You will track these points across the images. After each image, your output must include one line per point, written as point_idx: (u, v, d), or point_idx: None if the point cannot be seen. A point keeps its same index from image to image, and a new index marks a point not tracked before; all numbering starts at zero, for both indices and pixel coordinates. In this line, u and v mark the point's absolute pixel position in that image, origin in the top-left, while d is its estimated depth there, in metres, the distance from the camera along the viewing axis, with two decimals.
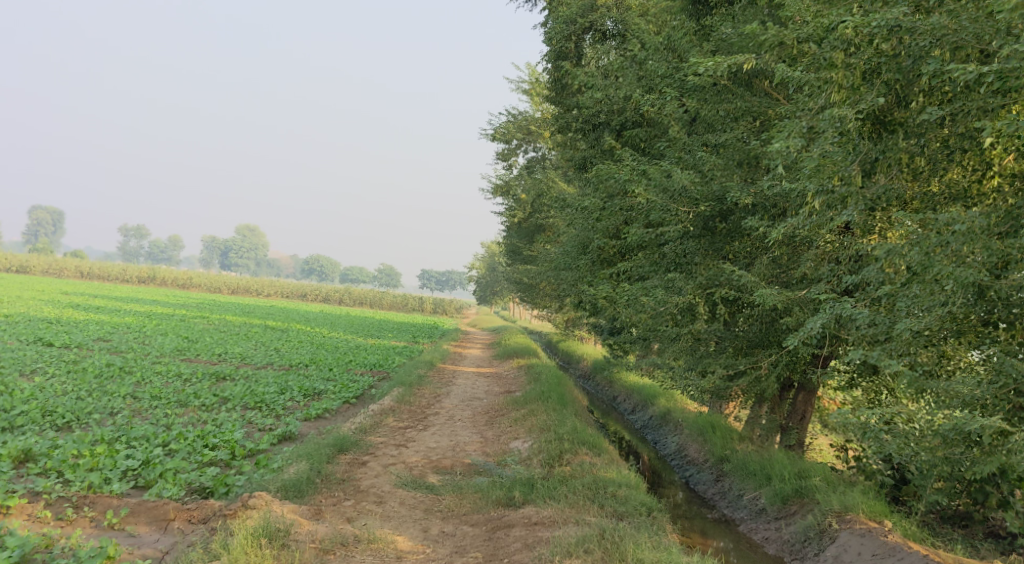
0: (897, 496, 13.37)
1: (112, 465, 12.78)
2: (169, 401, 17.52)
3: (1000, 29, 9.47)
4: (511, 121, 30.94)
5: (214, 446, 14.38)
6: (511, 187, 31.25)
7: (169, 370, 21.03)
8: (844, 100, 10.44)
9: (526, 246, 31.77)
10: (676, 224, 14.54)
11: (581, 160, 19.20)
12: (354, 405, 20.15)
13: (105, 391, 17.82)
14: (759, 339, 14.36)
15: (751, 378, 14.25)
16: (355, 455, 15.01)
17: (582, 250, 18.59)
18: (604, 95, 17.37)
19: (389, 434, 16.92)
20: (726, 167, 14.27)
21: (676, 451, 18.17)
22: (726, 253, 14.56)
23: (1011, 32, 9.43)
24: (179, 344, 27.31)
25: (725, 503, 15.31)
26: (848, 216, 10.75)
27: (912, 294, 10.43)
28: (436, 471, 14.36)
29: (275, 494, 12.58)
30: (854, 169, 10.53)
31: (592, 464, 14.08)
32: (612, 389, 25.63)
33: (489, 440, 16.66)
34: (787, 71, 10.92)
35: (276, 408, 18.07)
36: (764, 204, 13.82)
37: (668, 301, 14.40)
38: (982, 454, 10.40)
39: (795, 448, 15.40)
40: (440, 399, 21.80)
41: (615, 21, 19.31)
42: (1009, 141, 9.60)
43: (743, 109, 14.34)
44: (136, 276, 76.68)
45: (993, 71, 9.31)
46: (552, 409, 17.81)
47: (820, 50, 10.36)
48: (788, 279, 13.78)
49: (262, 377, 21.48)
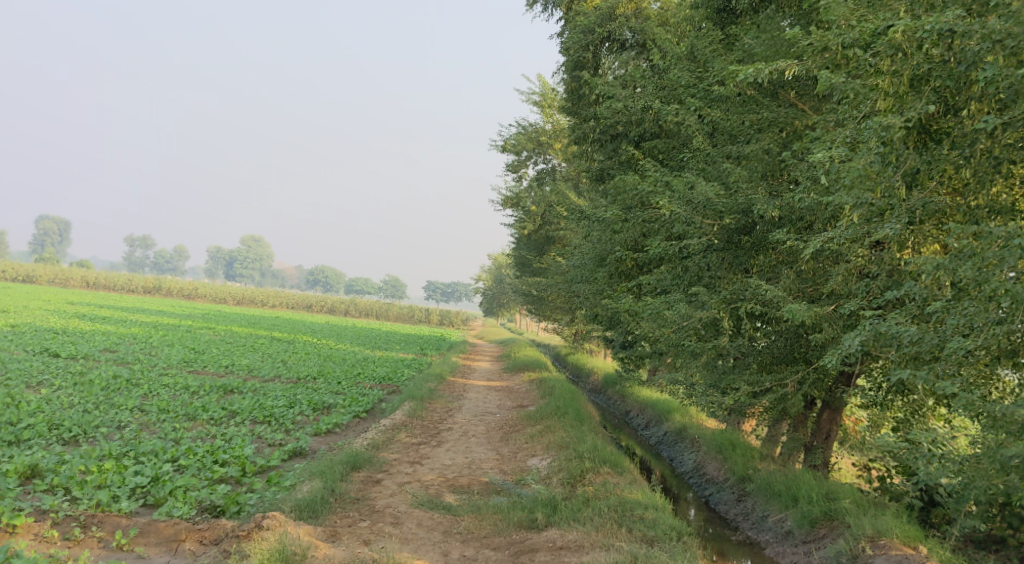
0: (925, 520, 12.93)
1: (120, 482, 12.38)
2: (177, 415, 17.14)
3: None
4: (522, 132, 30.62)
5: (224, 462, 13.95)
6: (521, 198, 30.88)
7: (176, 382, 20.63)
8: (889, 109, 10.18)
9: (537, 258, 31.40)
10: (699, 236, 14.08)
11: (598, 172, 18.74)
12: (365, 419, 19.76)
13: (112, 404, 17.42)
14: (784, 355, 13.92)
15: (777, 396, 13.72)
16: (368, 473, 14.60)
17: (600, 263, 18.21)
18: (623, 105, 16.97)
19: (403, 451, 16.51)
20: (751, 180, 13.83)
21: (694, 469, 17.70)
22: (750, 266, 14.12)
23: None
24: (187, 356, 26.95)
25: (749, 524, 14.87)
26: (890, 229, 10.44)
27: (963, 309, 10.11)
28: (454, 490, 13.94)
29: (290, 515, 12.19)
30: (898, 180, 10.25)
31: (615, 485, 13.67)
32: (624, 403, 25.16)
33: (506, 457, 16.25)
34: (828, 78, 10.61)
35: (285, 422, 17.67)
36: (790, 216, 13.38)
37: (692, 316, 13.94)
38: None
39: (820, 468, 14.91)
40: (452, 414, 21.38)
41: (634, 31, 19.06)
42: None
43: (768, 120, 13.85)
44: (142, 286, 76.38)
45: None
46: (569, 425, 17.40)
47: (866, 56, 10.12)
48: (816, 294, 13.29)
49: (271, 390, 21.07)
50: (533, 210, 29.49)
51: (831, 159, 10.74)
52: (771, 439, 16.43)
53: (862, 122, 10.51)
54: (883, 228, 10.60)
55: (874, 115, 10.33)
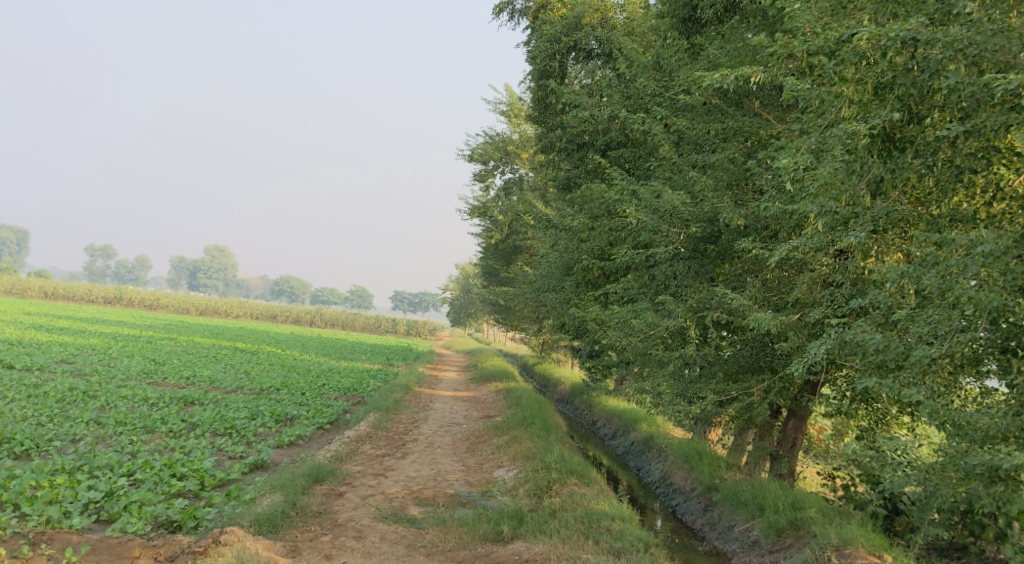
0: (889, 528, 12.91)
1: (72, 498, 12.05)
2: (134, 427, 16.76)
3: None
4: (489, 141, 30.59)
5: (182, 476, 13.63)
6: (488, 208, 30.79)
7: (134, 394, 20.23)
8: (854, 116, 10.21)
9: (504, 268, 31.26)
10: (666, 245, 14.04)
11: (565, 181, 18.71)
12: (329, 431, 19.46)
13: (67, 416, 17.01)
14: (750, 364, 13.77)
15: (743, 405, 13.64)
16: (331, 485, 14.34)
17: (567, 272, 18.12)
18: (590, 114, 16.96)
19: (367, 463, 16.26)
20: (717, 189, 13.72)
21: (661, 479, 17.59)
22: (716, 275, 13.97)
23: None
24: (146, 367, 26.47)
25: (716, 534, 14.81)
26: (856, 237, 10.36)
27: (927, 317, 10.01)
28: (418, 503, 13.72)
29: (249, 529, 11.91)
30: (862, 188, 10.21)
31: (582, 495, 13.52)
32: (591, 413, 25.08)
33: (472, 468, 16.07)
34: (793, 85, 10.65)
35: (247, 434, 17.37)
36: (755, 225, 13.31)
37: (659, 324, 13.87)
38: (1007, 490, 9.95)
39: (785, 477, 14.80)
40: (418, 424, 21.16)
41: (600, 41, 19.02)
42: None
43: (733, 129, 13.73)
44: (102, 296, 75.31)
45: None
46: (536, 436, 17.26)
47: (830, 63, 10.10)
48: (781, 303, 13.20)
49: (232, 402, 20.72)
50: (499, 220, 29.40)
51: (797, 166, 10.73)
52: (737, 448, 16.40)
53: (827, 130, 10.47)
54: (849, 236, 10.58)
55: (839, 123, 10.34)
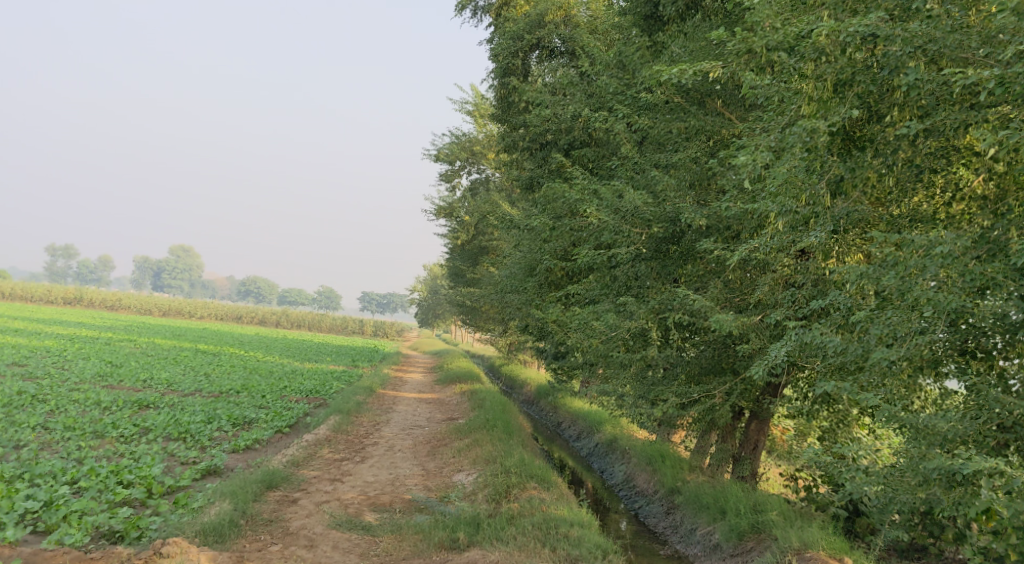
0: (850, 530, 12.85)
1: (9, 508, 11.76)
2: (83, 433, 16.29)
3: (987, 35, 9.14)
4: (455, 141, 30.30)
5: (129, 483, 13.23)
6: (454, 209, 30.48)
7: (87, 397, 19.71)
8: (813, 114, 10.02)
9: (469, 269, 30.97)
10: (628, 245, 13.80)
11: (528, 180, 18.48)
12: (288, 434, 19.05)
13: (14, 421, 16.51)
14: (711, 366, 13.59)
15: (705, 407, 13.39)
16: (284, 492, 13.99)
17: (529, 273, 17.87)
18: (552, 112, 16.71)
19: (324, 467, 15.90)
20: (679, 189, 13.46)
21: (624, 481, 17.40)
22: (678, 275, 13.77)
23: (998, 38, 9.12)
24: (102, 369, 25.88)
25: (678, 537, 14.63)
26: (815, 236, 10.30)
27: (886, 318, 9.92)
28: (374, 509, 13.41)
29: (193, 540, 11.60)
30: (821, 188, 10.08)
31: (541, 500, 13.29)
32: (556, 414, 24.87)
33: (431, 473, 15.77)
34: (753, 81, 10.51)
35: (202, 439, 16.95)
36: (718, 225, 13.11)
37: (620, 326, 13.63)
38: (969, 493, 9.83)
39: (747, 479, 14.61)
40: (379, 427, 20.81)
41: (563, 39, 18.80)
42: (1008, 153, 9.02)
43: (695, 128, 13.52)
44: (62, 297, 74.04)
45: (994, 76, 8.76)
46: (497, 439, 16.98)
47: (790, 60, 9.96)
48: (743, 304, 12.99)
49: (189, 405, 20.25)
50: (465, 220, 29.16)
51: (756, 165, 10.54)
52: (700, 451, 16.23)
53: (787, 128, 10.36)
54: (809, 237, 10.48)
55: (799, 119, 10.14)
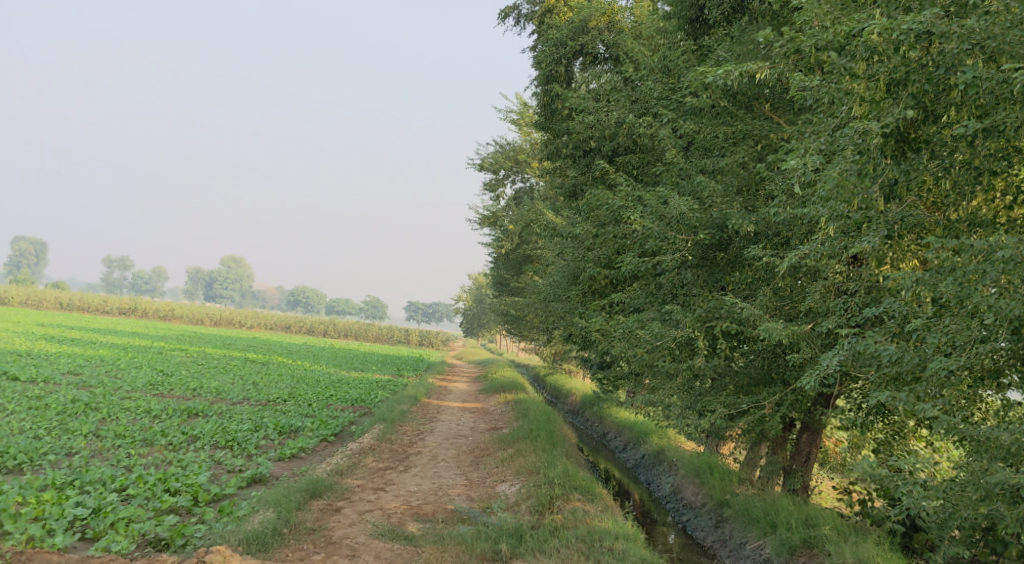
0: (908, 546, 12.41)
1: (58, 515, 11.88)
2: (133, 440, 16.42)
3: None
4: (499, 150, 30.24)
5: (175, 491, 13.28)
6: (498, 218, 30.39)
7: (138, 405, 19.90)
8: (865, 115, 9.72)
9: (514, 278, 30.86)
10: (672, 252, 13.48)
11: (571, 187, 18.32)
12: (333, 443, 19.03)
13: (66, 429, 16.70)
14: (761, 375, 13.27)
15: (754, 419, 13.02)
16: (328, 501, 13.92)
17: (573, 281, 17.65)
18: (596, 119, 16.51)
19: (368, 476, 15.82)
20: (726, 194, 13.20)
21: (671, 493, 17.08)
22: (726, 283, 13.45)
23: None
24: (153, 378, 26.18)
25: (727, 552, 14.27)
26: (868, 242, 9.86)
27: (944, 326, 9.61)
28: (416, 519, 13.28)
29: (237, 548, 11.59)
30: (875, 192, 9.69)
31: (585, 512, 13.05)
32: (602, 425, 24.59)
33: (474, 483, 15.62)
34: (802, 82, 10.23)
35: (248, 447, 16.99)
36: (767, 231, 12.79)
37: (665, 335, 13.32)
38: None
39: (799, 492, 14.18)
40: (423, 437, 20.69)
41: (608, 44, 18.56)
42: None
43: (743, 133, 13.23)
44: (117, 307, 75.35)
45: None
46: (542, 449, 16.76)
47: (841, 59, 9.69)
48: (793, 312, 12.68)
49: (237, 413, 20.34)
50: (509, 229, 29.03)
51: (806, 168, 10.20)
52: (749, 463, 15.84)
53: (838, 131, 10.04)
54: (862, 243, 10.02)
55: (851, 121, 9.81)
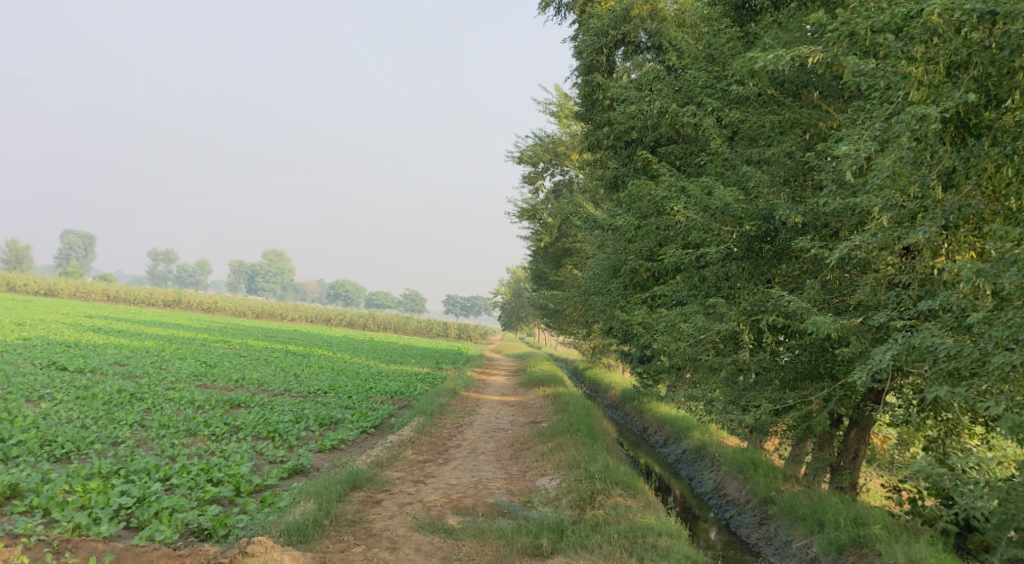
0: (961, 546, 12.10)
1: (104, 503, 11.94)
2: (177, 430, 16.50)
3: None
4: (538, 143, 30.01)
5: (218, 481, 13.30)
6: (537, 211, 30.17)
7: (181, 396, 20.01)
8: (924, 100, 9.44)
9: (553, 272, 30.69)
10: (717, 244, 13.21)
11: (613, 179, 18.05)
12: (373, 435, 18.98)
13: (112, 419, 16.82)
14: (808, 371, 12.95)
15: (801, 414, 12.74)
16: (368, 493, 13.86)
17: (614, 274, 17.39)
18: (638, 109, 16.25)
19: (408, 469, 15.75)
20: (772, 184, 12.87)
21: (714, 490, 16.80)
22: (772, 276, 13.10)
23: None
24: (197, 369, 26.36)
25: (772, 549, 13.97)
26: (923, 233, 9.69)
27: (1006, 320, 9.25)
28: (456, 512, 13.18)
29: (279, 539, 11.57)
30: (933, 180, 9.62)
31: (628, 508, 12.86)
32: (642, 419, 24.35)
33: (514, 476, 15.48)
34: (856, 66, 9.97)
35: (289, 438, 17.00)
36: (815, 223, 12.54)
37: (709, 328, 13.07)
38: None
39: (847, 490, 13.91)
40: (462, 430, 20.60)
41: (650, 33, 18.33)
42: None
43: (791, 121, 12.90)
44: (162, 299, 76.29)
45: None
46: (582, 444, 16.57)
47: (897, 41, 9.50)
48: (842, 306, 12.31)
49: (278, 405, 20.40)
50: (548, 223, 28.82)
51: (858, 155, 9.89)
52: (794, 460, 15.57)
53: (893, 117, 9.66)
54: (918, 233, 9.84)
55: (908, 105, 9.52)
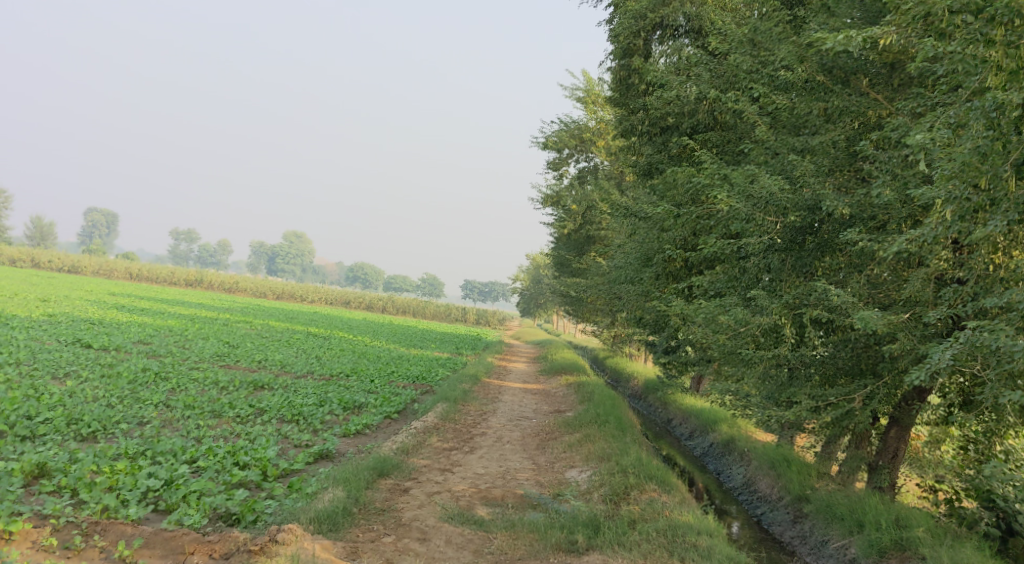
0: (1003, 551, 11.78)
1: (132, 485, 11.81)
2: (202, 411, 16.34)
3: None
4: (564, 129, 29.62)
5: (245, 465, 13.13)
6: (562, 197, 29.76)
7: (205, 377, 19.86)
8: (1000, 86, 9.81)
9: (576, 259, 30.36)
10: (759, 235, 12.83)
11: (646, 166, 17.65)
12: (397, 421, 18.78)
13: (137, 398, 16.69)
14: (851, 367, 12.70)
15: (843, 412, 12.38)
16: (396, 481, 13.66)
17: (646, 263, 17.06)
18: (675, 95, 15.92)
19: (434, 457, 15.55)
20: (817, 174, 12.57)
21: (744, 485, 16.46)
22: (814, 269, 12.81)
23: None
24: (220, 349, 26.27)
25: (807, 549, 13.67)
26: (995, 225, 9.90)
27: None
28: (486, 503, 12.97)
29: (308, 527, 11.42)
30: (1008, 169, 9.79)
31: (663, 504, 12.62)
32: (666, 411, 24.05)
33: (543, 468, 15.25)
34: (932, 51, 10.22)
35: (314, 422, 16.83)
36: (861, 215, 12.20)
37: (750, 321, 12.73)
38: None
39: (885, 490, 13.51)
40: (487, 417, 20.38)
41: (689, 17, 17.76)
42: None
43: (839, 109, 12.54)
44: (183, 278, 76.50)
45: None
46: (612, 436, 16.31)
47: (977, 23, 9.79)
48: (888, 301, 12.05)
49: (302, 387, 20.24)
50: (573, 209, 28.43)
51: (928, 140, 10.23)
52: (828, 457, 15.27)
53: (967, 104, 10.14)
54: (986, 225, 10.05)
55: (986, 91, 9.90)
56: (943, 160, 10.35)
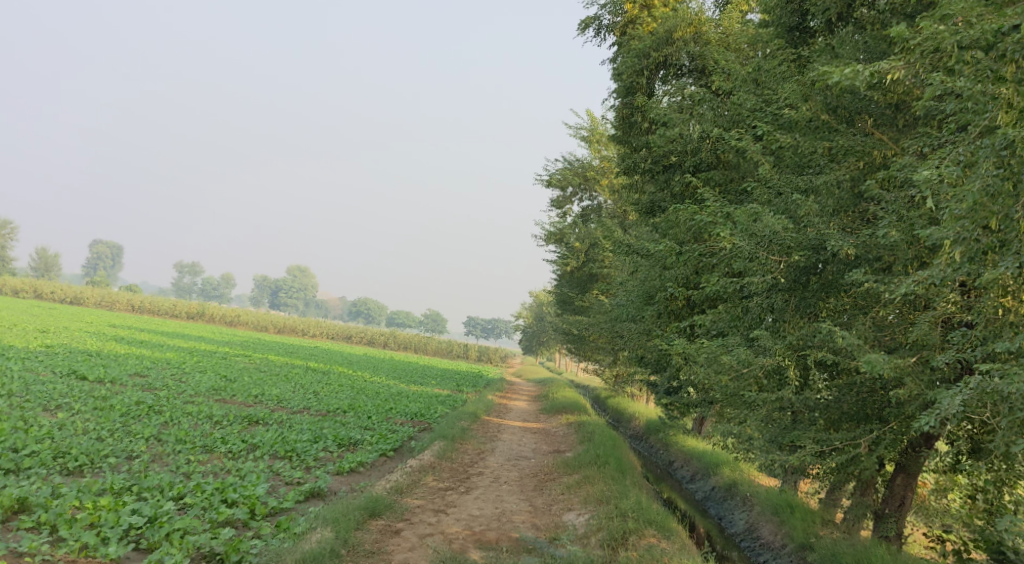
0: None
1: (114, 522, 11.43)
2: (193, 446, 15.99)
3: None
4: (568, 167, 29.60)
5: (232, 502, 12.74)
6: (565, 235, 29.59)
7: (199, 410, 19.51)
8: (1011, 123, 9.63)
9: (578, 296, 30.09)
10: (762, 274, 12.55)
11: (649, 204, 17.44)
12: (392, 458, 18.38)
13: (128, 431, 16.34)
14: (856, 412, 12.28)
15: (848, 458, 12.01)
16: (388, 521, 13.26)
17: (647, 301, 16.77)
18: (679, 133, 15.77)
19: (428, 497, 15.16)
20: (822, 215, 12.31)
21: (745, 531, 16.03)
22: (819, 310, 12.47)
23: None
24: (217, 383, 25.90)
25: None
26: (1006, 266, 9.65)
27: None
28: (480, 546, 12.59)
29: None
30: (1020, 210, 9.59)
31: (662, 550, 12.24)
32: (667, 452, 23.61)
33: (540, 509, 14.86)
34: (942, 86, 10.03)
35: (307, 458, 16.46)
36: (867, 255, 11.90)
37: (753, 362, 12.45)
38: None
39: (892, 540, 13.07)
40: (484, 457, 19.98)
41: (692, 56, 17.70)
42: None
43: (845, 149, 12.31)
44: (185, 311, 76.24)
45: None
46: (611, 478, 15.92)
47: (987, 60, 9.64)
48: (894, 344, 11.75)
49: (297, 423, 19.86)
50: (576, 247, 28.26)
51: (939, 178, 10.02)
52: (831, 504, 14.88)
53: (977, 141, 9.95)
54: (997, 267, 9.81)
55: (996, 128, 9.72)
56: (953, 200, 10.08)
